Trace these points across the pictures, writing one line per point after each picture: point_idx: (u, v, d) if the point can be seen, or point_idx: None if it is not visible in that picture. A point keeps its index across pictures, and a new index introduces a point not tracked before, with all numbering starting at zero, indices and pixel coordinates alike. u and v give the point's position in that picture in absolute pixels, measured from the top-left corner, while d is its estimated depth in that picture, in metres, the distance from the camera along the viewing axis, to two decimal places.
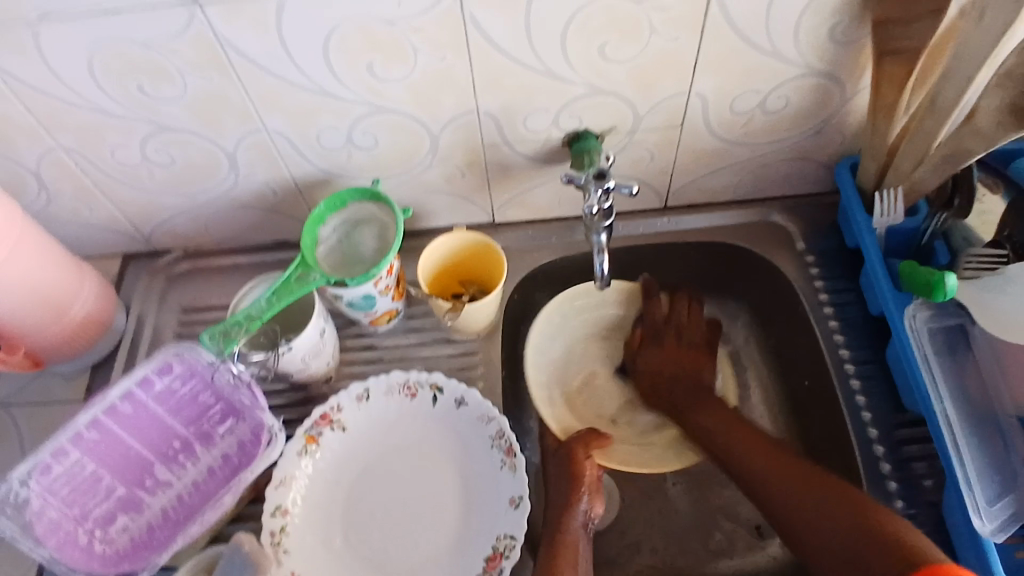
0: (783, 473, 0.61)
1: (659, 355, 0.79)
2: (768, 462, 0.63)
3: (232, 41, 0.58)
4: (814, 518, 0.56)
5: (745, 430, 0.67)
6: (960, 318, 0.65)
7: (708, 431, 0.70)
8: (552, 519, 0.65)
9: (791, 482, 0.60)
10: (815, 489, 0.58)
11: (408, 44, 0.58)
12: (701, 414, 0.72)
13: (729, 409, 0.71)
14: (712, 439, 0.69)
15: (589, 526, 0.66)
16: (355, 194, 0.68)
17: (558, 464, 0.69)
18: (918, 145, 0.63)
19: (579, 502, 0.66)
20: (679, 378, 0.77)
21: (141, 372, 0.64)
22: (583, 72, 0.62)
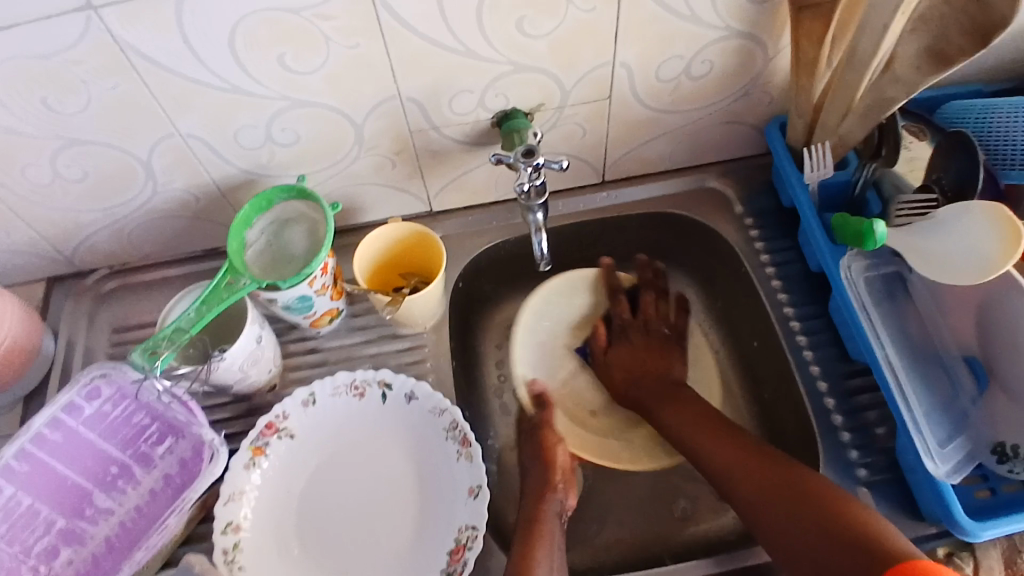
0: (755, 475, 0.59)
1: (630, 351, 0.78)
2: (739, 461, 0.61)
3: (133, 45, 0.55)
4: (788, 526, 0.55)
5: (733, 448, 0.62)
6: (896, 264, 0.66)
7: (663, 417, 0.71)
8: (526, 505, 0.65)
9: (763, 483, 0.58)
10: (787, 492, 0.56)
11: (318, 32, 0.56)
12: (654, 399, 0.73)
13: (677, 393, 0.73)
14: (668, 423, 0.70)
15: (563, 517, 0.65)
16: (281, 193, 0.66)
17: (530, 451, 0.69)
18: (841, 97, 0.64)
19: (555, 489, 0.66)
20: (647, 377, 0.76)
21: (66, 398, 0.61)
22: (503, 49, 0.61)
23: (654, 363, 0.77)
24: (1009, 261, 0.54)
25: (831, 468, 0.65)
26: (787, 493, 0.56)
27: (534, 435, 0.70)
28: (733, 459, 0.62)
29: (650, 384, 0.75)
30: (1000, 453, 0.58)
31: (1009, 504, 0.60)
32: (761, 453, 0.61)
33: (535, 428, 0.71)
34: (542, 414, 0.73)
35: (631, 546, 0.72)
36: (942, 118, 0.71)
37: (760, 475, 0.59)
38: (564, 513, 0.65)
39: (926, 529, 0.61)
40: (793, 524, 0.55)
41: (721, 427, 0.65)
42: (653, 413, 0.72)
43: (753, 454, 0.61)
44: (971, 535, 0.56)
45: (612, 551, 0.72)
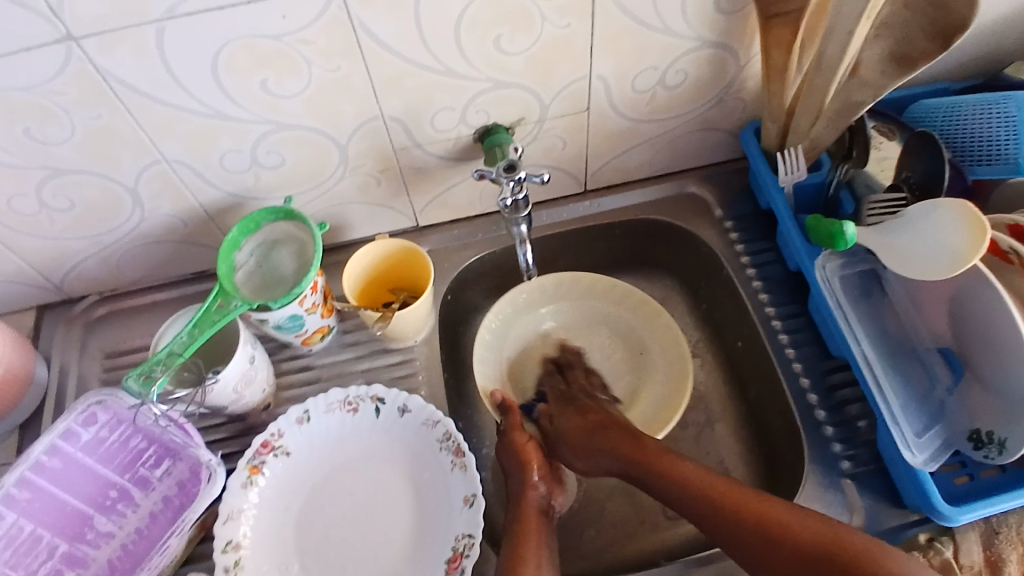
0: (760, 541, 0.56)
1: (569, 416, 0.73)
2: (736, 527, 0.58)
3: (116, 73, 0.56)
4: None
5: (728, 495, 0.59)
6: (870, 262, 0.68)
7: (680, 497, 0.62)
8: (511, 509, 0.66)
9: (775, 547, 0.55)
10: (803, 557, 0.53)
11: (299, 56, 0.58)
12: (653, 470, 0.64)
13: (670, 452, 0.65)
14: (688, 505, 0.61)
15: (550, 512, 0.67)
16: (268, 215, 0.67)
17: (505, 452, 0.70)
18: (811, 102, 0.65)
19: (534, 486, 0.67)
20: (606, 430, 0.69)
21: (63, 425, 0.62)
22: (481, 66, 0.63)
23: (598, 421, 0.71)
24: (976, 254, 0.55)
25: (816, 462, 0.67)
26: (804, 558, 0.53)
27: (505, 438, 0.70)
28: (733, 526, 0.58)
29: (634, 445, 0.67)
30: (976, 440, 0.60)
31: (987, 489, 0.62)
32: (758, 510, 0.57)
33: (507, 431, 0.70)
34: (510, 419, 0.71)
35: (625, 547, 0.74)
36: (911, 118, 0.73)
37: (767, 543, 0.55)
38: (549, 508, 0.67)
39: (909, 516, 0.64)
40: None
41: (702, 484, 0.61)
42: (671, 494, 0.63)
43: (750, 512, 0.57)
44: (950, 520, 0.58)
45: (608, 553, 0.73)
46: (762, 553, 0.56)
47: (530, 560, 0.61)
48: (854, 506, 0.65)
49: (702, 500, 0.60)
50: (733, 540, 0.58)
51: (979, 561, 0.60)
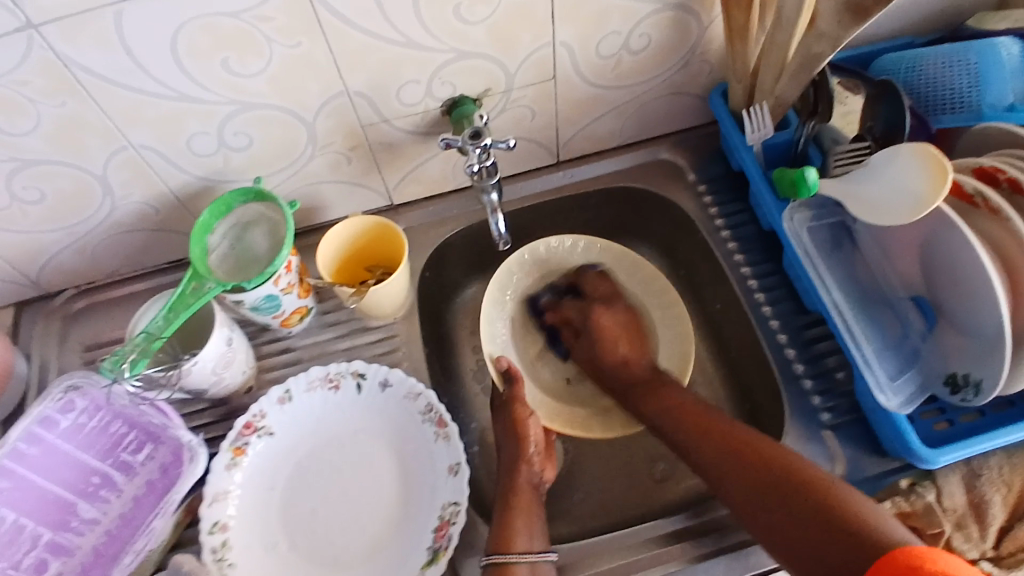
0: (758, 479, 0.57)
1: (592, 338, 0.76)
2: (731, 457, 0.59)
3: (77, 60, 0.56)
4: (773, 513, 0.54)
5: (712, 422, 0.63)
6: (839, 215, 0.69)
7: (647, 409, 0.68)
8: (503, 480, 0.66)
9: (741, 470, 0.58)
10: (785, 493, 0.54)
11: (258, 34, 0.58)
12: (641, 391, 0.70)
13: (665, 381, 0.70)
14: (655, 420, 0.67)
15: (540, 488, 0.67)
16: (238, 197, 0.67)
17: (503, 424, 0.69)
18: (774, 58, 0.66)
19: (530, 462, 0.67)
20: (617, 364, 0.73)
21: (39, 411, 0.61)
22: (442, 37, 0.62)
23: (620, 335, 0.75)
24: (938, 196, 0.56)
25: (795, 414, 0.68)
26: (785, 494, 0.54)
27: (507, 410, 0.69)
28: (727, 456, 0.60)
29: (610, 362, 0.74)
30: (953, 384, 0.61)
31: (966, 433, 0.62)
32: (760, 446, 0.58)
33: (509, 403, 0.69)
34: (513, 390, 0.70)
35: (614, 510, 0.74)
36: (876, 72, 0.74)
37: (756, 471, 0.57)
38: (541, 484, 0.67)
39: (891, 464, 0.64)
40: (792, 525, 0.53)
41: (715, 421, 0.63)
42: (642, 398, 0.69)
43: (725, 439, 0.61)
44: (928, 462, 0.59)
45: (597, 519, 0.74)
46: (737, 478, 0.58)
47: (519, 528, 0.62)
48: (836, 456, 0.65)
49: (710, 434, 0.62)
50: (728, 467, 0.59)
51: (962, 504, 0.60)
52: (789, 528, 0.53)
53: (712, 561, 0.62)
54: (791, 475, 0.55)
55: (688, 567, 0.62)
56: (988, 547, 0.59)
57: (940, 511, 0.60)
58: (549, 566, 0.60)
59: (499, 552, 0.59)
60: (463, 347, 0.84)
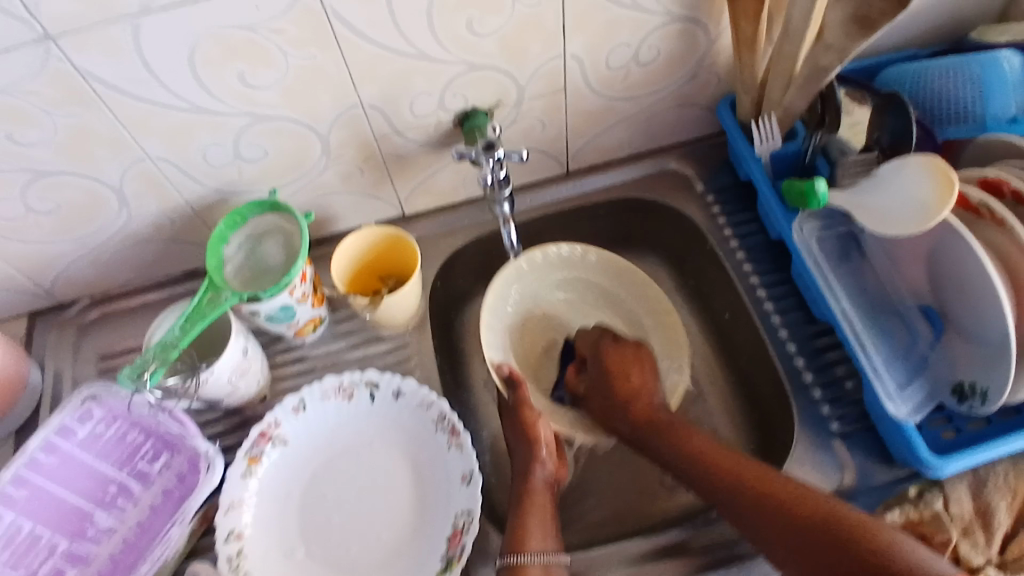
0: (803, 531, 0.54)
1: (600, 371, 0.74)
2: (766, 511, 0.57)
3: (93, 71, 0.56)
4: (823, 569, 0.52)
5: (747, 465, 0.61)
6: (848, 225, 0.70)
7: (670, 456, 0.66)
8: (516, 478, 0.67)
9: (782, 519, 0.56)
10: (837, 546, 0.52)
11: (274, 46, 0.58)
12: (660, 435, 0.67)
13: (686, 424, 0.68)
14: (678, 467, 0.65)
15: (553, 487, 0.67)
16: (253, 208, 0.68)
17: (513, 427, 0.69)
18: (782, 70, 0.67)
19: (541, 461, 0.67)
20: (630, 404, 0.71)
21: (57, 420, 0.63)
22: (454, 49, 0.63)
23: (634, 381, 0.72)
24: (945, 207, 0.57)
25: (805, 422, 0.68)
26: (838, 547, 0.52)
27: (514, 415, 0.69)
28: (762, 508, 0.57)
29: (616, 395, 0.71)
30: (961, 393, 0.61)
31: (973, 440, 0.63)
32: (793, 494, 0.56)
33: (514, 409, 0.69)
34: (518, 395, 0.70)
35: (625, 518, 0.75)
36: (881, 84, 0.75)
37: (798, 524, 0.55)
38: (555, 484, 0.68)
39: (900, 472, 0.65)
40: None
41: (741, 470, 0.60)
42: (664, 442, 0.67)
43: (761, 484, 0.58)
44: (936, 469, 0.59)
45: (607, 527, 0.74)
46: (779, 528, 0.56)
47: (533, 532, 0.62)
48: (845, 464, 0.66)
49: (738, 483, 0.60)
50: (766, 522, 0.56)
51: (969, 511, 0.61)
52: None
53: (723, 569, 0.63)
54: (837, 526, 0.53)
55: None
56: (994, 553, 0.59)
57: (948, 518, 0.61)
58: (562, 567, 0.61)
59: (513, 551, 0.60)
60: (473, 356, 0.84)
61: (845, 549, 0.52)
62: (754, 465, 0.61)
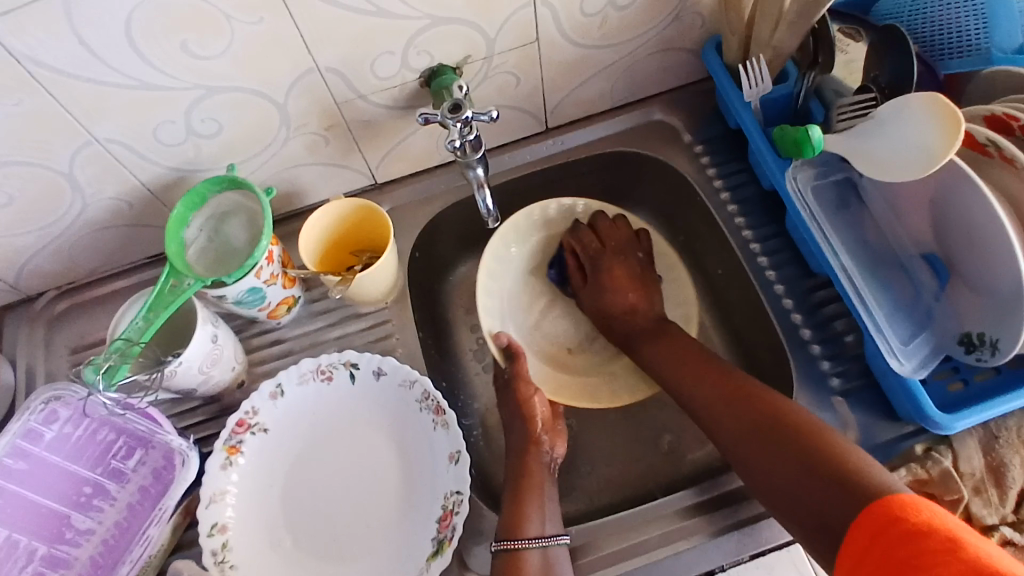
0: (758, 427, 0.57)
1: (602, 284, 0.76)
2: (730, 410, 0.59)
3: (25, 53, 0.52)
4: (768, 459, 0.55)
5: (715, 369, 0.63)
6: (845, 171, 0.65)
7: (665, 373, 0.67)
8: (513, 464, 0.64)
9: (743, 419, 0.58)
10: (786, 445, 0.54)
11: (217, 12, 0.54)
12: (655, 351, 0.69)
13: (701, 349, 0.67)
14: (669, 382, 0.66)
15: (554, 466, 0.66)
16: (212, 185, 0.64)
17: (509, 403, 0.68)
18: (770, 8, 0.62)
19: (540, 443, 0.65)
20: (632, 317, 0.73)
21: (23, 424, 0.60)
22: (415, 4, 0.58)
23: (630, 297, 0.74)
24: (950, 149, 0.52)
25: (804, 382, 0.65)
26: (786, 445, 0.54)
27: (511, 389, 0.68)
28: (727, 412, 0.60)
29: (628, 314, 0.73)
30: (968, 344, 0.58)
31: (982, 392, 0.60)
32: (760, 398, 0.58)
33: (513, 381, 0.68)
34: (516, 367, 0.69)
35: (624, 485, 0.73)
36: (879, 16, 0.70)
37: (755, 427, 0.57)
38: (555, 463, 0.66)
39: (905, 429, 0.62)
40: (793, 478, 0.53)
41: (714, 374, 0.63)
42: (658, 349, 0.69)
43: (728, 387, 0.61)
44: (945, 427, 0.57)
45: (606, 494, 0.73)
46: (737, 426, 0.58)
47: (530, 515, 0.60)
48: (847, 423, 0.63)
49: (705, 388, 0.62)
50: (729, 425, 0.59)
51: (980, 468, 0.58)
52: (791, 484, 0.53)
53: (723, 538, 0.61)
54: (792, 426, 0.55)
55: (701, 544, 0.60)
56: (1007, 512, 0.56)
57: (958, 476, 0.58)
58: (562, 549, 0.59)
59: (509, 538, 0.58)
60: (459, 325, 0.82)
61: (793, 442, 0.54)
62: (722, 367, 0.63)
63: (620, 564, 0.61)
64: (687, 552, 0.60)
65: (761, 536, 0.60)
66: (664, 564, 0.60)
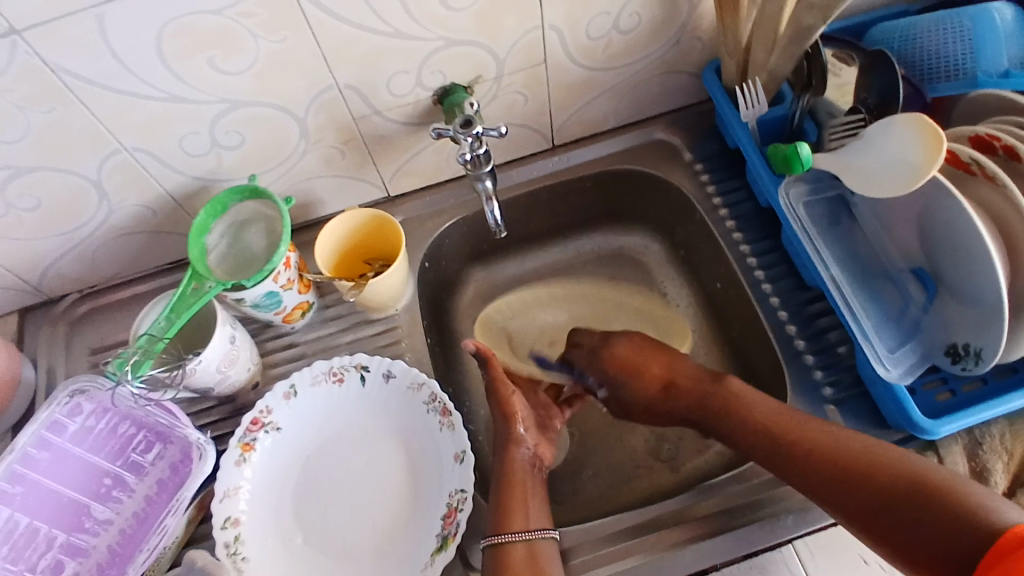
0: (836, 471, 0.54)
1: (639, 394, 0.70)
2: (798, 455, 0.57)
3: (61, 64, 0.55)
4: (863, 504, 0.52)
5: (769, 409, 0.60)
6: (836, 188, 0.69)
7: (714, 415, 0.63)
8: (497, 462, 0.67)
9: (816, 462, 0.56)
10: (877, 486, 0.52)
11: (243, 30, 0.57)
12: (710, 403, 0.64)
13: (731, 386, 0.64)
14: (722, 423, 0.63)
15: (536, 465, 0.67)
16: (234, 195, 0.68)
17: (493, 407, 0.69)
18: (765, 33, 0.65)
19: (519, 440, 0.67)
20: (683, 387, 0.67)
21: (48, 417, 0.62)
22: (428, 25, 0.62)
23: (658, 380, 0.68)
24: (934, 165, 0.55)
25: (797, 389, 0.68)
26: (878, 487, 0.52)
27: (491, 391, 0.69)
28: (827, 477, 0.55)
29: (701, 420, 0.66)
30: (954, 354, 0.60)
31: (969, 401, 0.62)
32: (831, 441, 0.56)
33: (491, 385, 0.69)
34: (491, 371, 0.69)
35: (622, 491, 0.75)
36: (869, 43, 0.73)
37: (871, 486, 0.53)
38: (537, 461, 0.67)
39: (895, 435, 0.64)
40: (935, 540, 0.49)
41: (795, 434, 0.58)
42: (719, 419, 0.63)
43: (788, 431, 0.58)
44: (930, 433, 0.59)
45: (605, 498, 0.75)
46: (813, 469, 0.56)
47: (518, 510, 0.62)
48: None
49: (792, 450, 0.57)
50: (834, 485, 0.54)
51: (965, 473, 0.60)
52: (899, 527, 0.51)
53: (717, 538, 0.62)
54: (877, 471, 0.53)
55: (695, 543, 0.63)
56: None
57: None
58: (548, 541, 0.61)
59: (497, 532, 0.60)
60: (465, 335, 0.84)
61: (884, 484, 0.52)
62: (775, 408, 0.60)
63: (615, 564, 0.63)
64: (681, 551, 0.62)
65: (752, 539, 0.62)
66: (656, 564, 0.62)
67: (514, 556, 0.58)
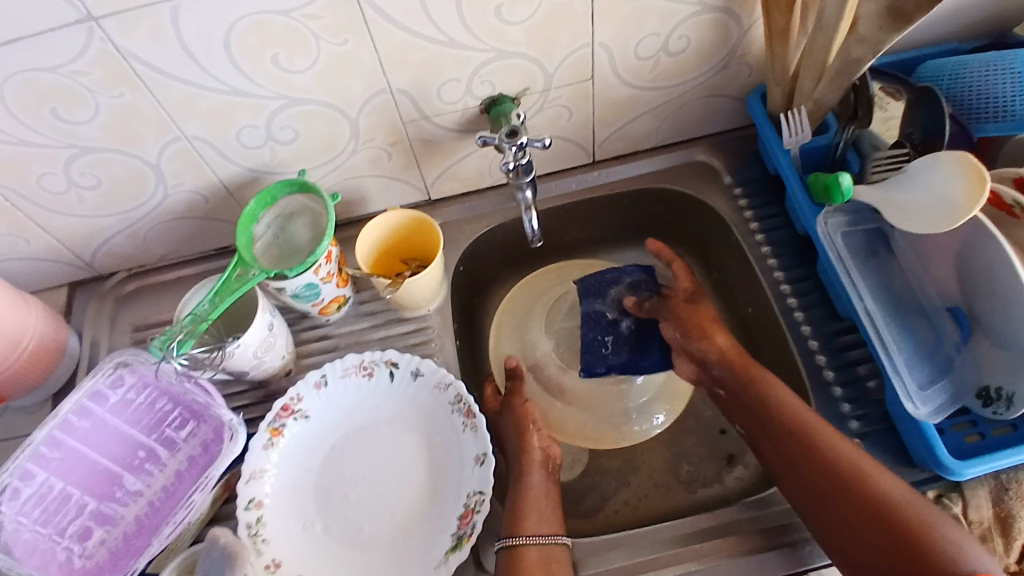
0: (834, 479, 0.58)
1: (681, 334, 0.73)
2: (803, 452, 0.60)
3: (133, 52, 0.58)
4: (845, 517, 0.56)
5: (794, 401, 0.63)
6: (875, 222, 0.68)
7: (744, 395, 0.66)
8: (513, 461, 0.69)
9: (817, 467, 0.59)
10: (863, 507, 0.55)
11: (307, 31, 0.60)
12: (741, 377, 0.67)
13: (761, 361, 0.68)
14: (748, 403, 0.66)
15: (550, 462, 0.69)
16: (283, 187, 0.70)
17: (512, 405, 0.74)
18: (814, 62, 0.65)
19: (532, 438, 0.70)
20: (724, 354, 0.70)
21: (92, 385, 0.65)
22: (483, 36, 0.64)
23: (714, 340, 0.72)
24: (974, 205, 0.55)
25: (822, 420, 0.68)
26: (863, 508, 0.55)
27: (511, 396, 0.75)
28: (823, 492, 0.58)
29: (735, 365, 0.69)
30: (986, 397, 0.60)
31: (996, 447, 0.61)
32: (840, 450, 0.59)
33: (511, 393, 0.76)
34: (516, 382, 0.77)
35: (639, 507, 0.76)
36: (918, 79, 0.72)
37: (858, 502, 0.56)
38: (550, 460, 0.69)
39: (919, 474, 0.64)
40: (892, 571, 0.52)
41: (823, 438, 0.60)
42: (753, 406, 0.65)
43: (805, 428, 0.61)
44: (957, 474, 0.58)
45: (620, 515, 0.75)
46: (813, 469, 0.59)
47: (530, 517, 0.64)
48: None
49: (806, 451, 0.60)
50: (824, 492, 0.58)
51: (988, 517, 0.60)
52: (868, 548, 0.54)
53: (730, 564, 0.62)
54: (870, 492, 0.56)
55: (708, 567, 0.62)
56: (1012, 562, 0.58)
57: (965, 523, 0.60)
58: (560, 548, 0.62)
59: (511, 535, 0.62)
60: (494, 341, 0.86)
61: (871, 506, 0.55)
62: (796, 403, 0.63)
63: None
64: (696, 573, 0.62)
65: (766, 567, 0.62)
66: None
67: (527, 557, 0.60)
